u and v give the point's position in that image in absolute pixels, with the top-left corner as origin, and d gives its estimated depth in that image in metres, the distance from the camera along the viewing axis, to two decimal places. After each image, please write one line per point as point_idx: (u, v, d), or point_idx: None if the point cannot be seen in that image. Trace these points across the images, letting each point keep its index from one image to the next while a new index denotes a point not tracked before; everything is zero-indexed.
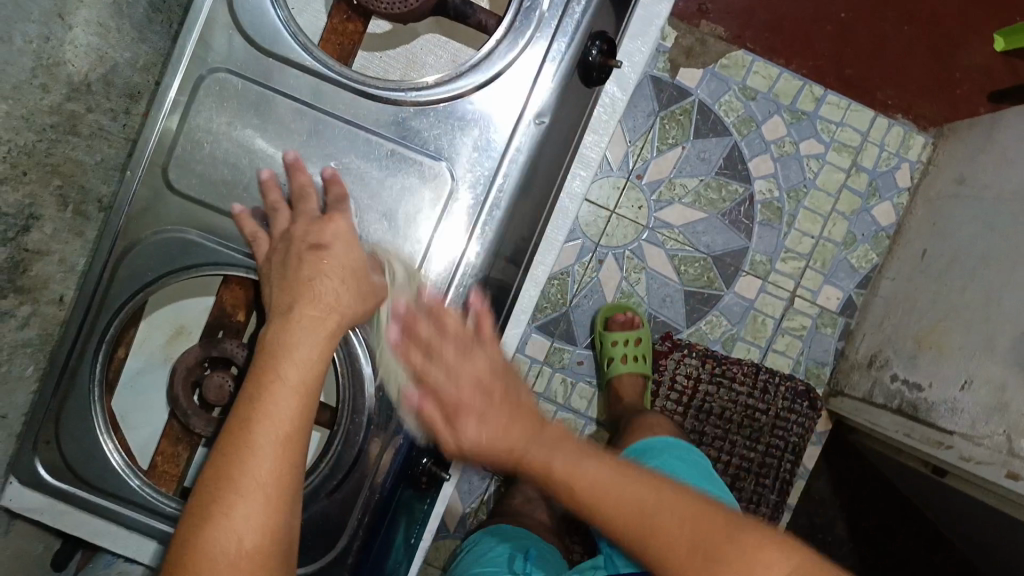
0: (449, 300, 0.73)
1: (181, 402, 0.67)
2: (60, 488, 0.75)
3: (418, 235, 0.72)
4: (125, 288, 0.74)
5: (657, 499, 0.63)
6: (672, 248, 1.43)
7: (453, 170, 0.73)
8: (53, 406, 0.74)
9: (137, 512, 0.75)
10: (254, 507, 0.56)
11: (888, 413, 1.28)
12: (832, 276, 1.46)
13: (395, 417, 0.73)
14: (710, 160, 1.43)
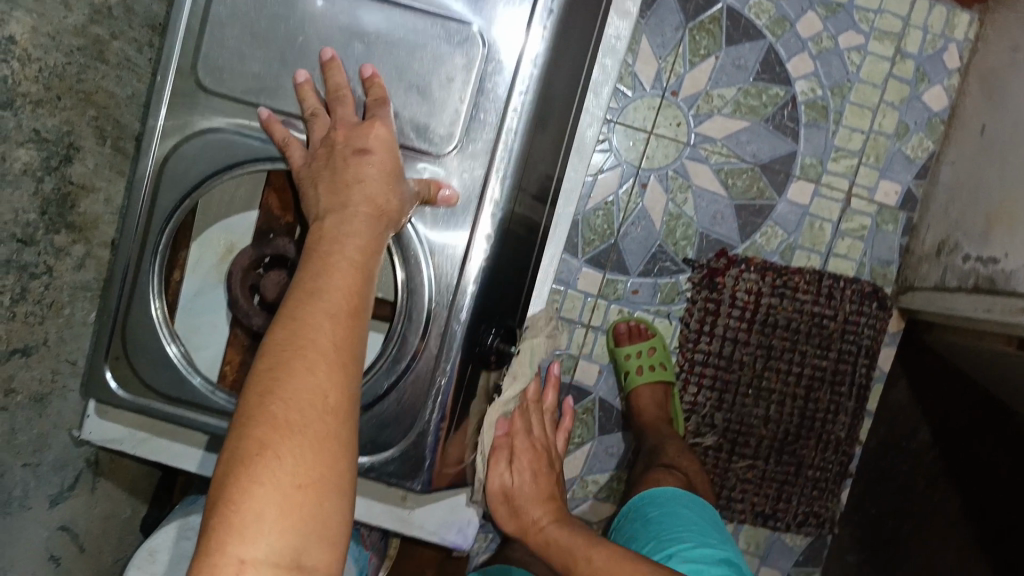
0: (489, 173, 0.81)
1: (240, 303, 0.69)
2: (131, 401, 0.77)
3: (449, 114, 0.79)
4: (174, 193, 0.78)
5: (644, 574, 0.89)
6: (717, 163, 1.38)
7: (477, 49, 0.79)
8: (116, 322, 0.76)
9: (205, 411, 0.76)
10: (324, 365, 0.60)
11: (964, 294, 1.22)
12: (889, 170, 1.38)
13: (452, 287, 0.82)
14: (746, 67, 1.36)
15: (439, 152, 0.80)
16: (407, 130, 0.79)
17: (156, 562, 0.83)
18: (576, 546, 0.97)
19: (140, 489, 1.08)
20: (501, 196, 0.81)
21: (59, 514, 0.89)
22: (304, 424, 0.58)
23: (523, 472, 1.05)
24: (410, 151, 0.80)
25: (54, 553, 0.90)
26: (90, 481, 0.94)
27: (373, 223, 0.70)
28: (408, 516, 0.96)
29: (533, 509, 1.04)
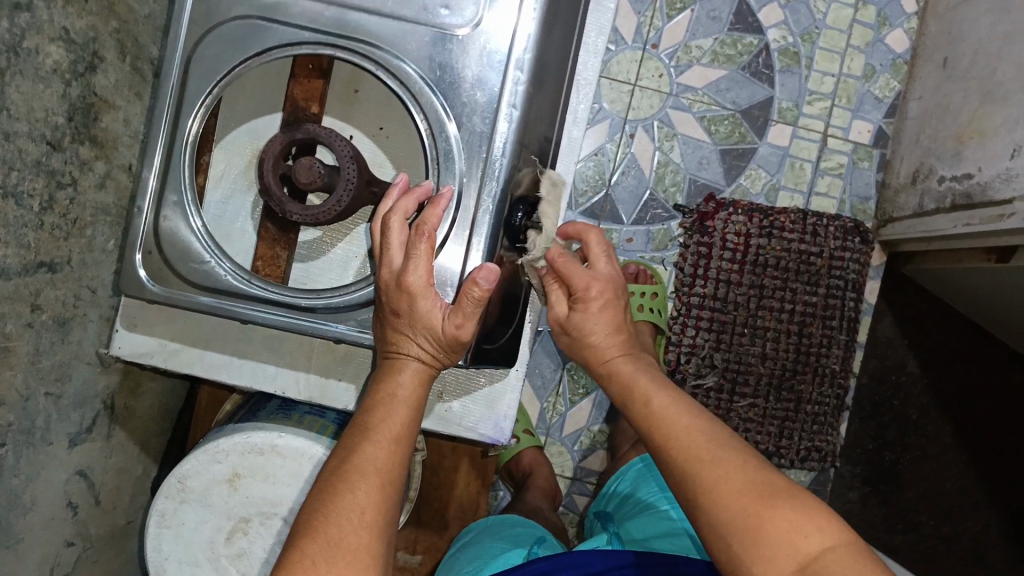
0: (521, 43, 0.72)
1: (273, 189, 0.67)
2: (160, 292, 0.74)
3: None
4: (203, 83, 0.73)
5: (691, 413, 0.73)
6: (699, 111, 1.43)
7: None
8: (146, 221, 0.73)
9: (242, 302, 0.73)
10: (391, 453, 0.67)
11: (942, 214, 1.27)
12: (860, 110, 1.45)
13: (486, 167, 0.72)
14: (720, 18, 1.42)
15: (464, 27, 0.71)
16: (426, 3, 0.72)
17: (188, 491, 0.82)
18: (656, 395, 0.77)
19: (151, 446, 1.06)
20: (532, 67, 0.72)
21: (77, 456, 0.87)
22: (362, 490, 0.63)
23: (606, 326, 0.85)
24: (431, 22, 0.72)
25: (72, 499, 0.87)
26: (105, 427, 0.92)
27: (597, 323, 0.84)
28: (444, 412, 0.88)
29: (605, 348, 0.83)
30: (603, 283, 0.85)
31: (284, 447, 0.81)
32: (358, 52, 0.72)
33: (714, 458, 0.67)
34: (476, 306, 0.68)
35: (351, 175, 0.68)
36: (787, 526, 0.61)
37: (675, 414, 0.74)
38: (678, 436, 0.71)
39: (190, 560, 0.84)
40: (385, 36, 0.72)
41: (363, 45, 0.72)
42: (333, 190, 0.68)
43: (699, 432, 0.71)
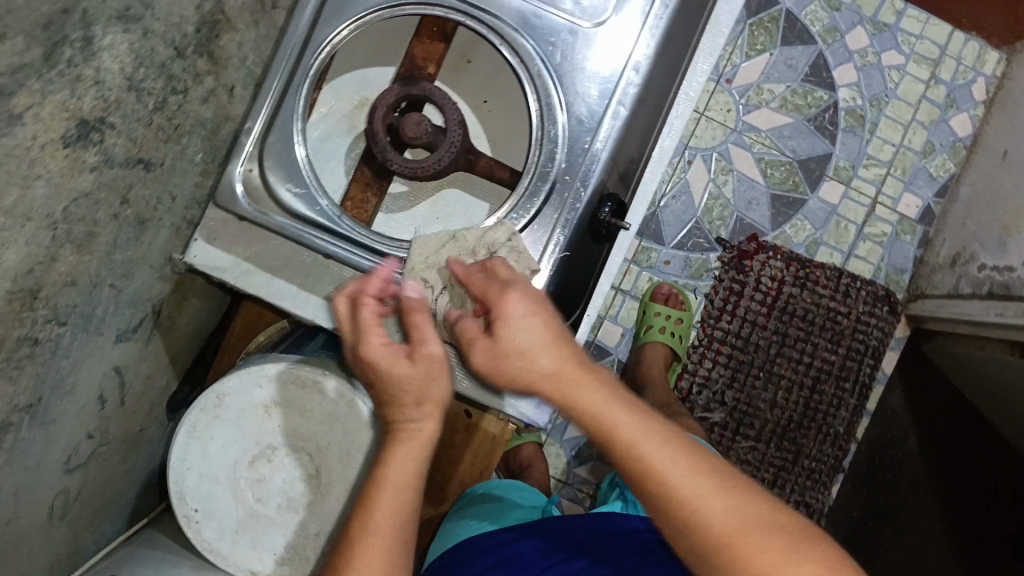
0: (643, 49, 0.75)
1: (379, 136, 0.70)
2: (246, 210, 0.75)
3: None
4: (332, 24, 0.75)
5: (665, 437, 0.58)
6: (759, 152, 1.46)
7: None
8: (252, 141, 0.76)
9: (323, 234, 0.75)
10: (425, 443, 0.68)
11: (977, 300, 1.31)
12: (913, 184, 1.48)
13: (585, 159, 0.74)
14: (796, 67, 1.45)
15: (593, 24, 0.74)
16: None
17: (224, 407, 0.82)
18: (605, 410, 0.58)
19: (178, 362, 1.07)
20: (648, 72, 0.75)
21: (120, 353, 0.88)
22: (399, 470, 0.67)
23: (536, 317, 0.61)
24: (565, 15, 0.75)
25: (104, 393, 0.89)
26: (148, 332, 0.94)
27: (528, 292, 0.63)
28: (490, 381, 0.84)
29: (538, 351, 0.60)
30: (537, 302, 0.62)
31: (326, 386, 0.82)
32: (486, 24, 0.74)
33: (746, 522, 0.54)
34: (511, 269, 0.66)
35: (456, 138, 0.71)
36: None
37: (675, 465, 0.56)
38: (679, 489, 0.56)
39: (211, 477, 0.82)
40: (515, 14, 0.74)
41: (493, 17, 0.74)
42: (436, 149, 0.70)
43: (716, 483, 0.56)
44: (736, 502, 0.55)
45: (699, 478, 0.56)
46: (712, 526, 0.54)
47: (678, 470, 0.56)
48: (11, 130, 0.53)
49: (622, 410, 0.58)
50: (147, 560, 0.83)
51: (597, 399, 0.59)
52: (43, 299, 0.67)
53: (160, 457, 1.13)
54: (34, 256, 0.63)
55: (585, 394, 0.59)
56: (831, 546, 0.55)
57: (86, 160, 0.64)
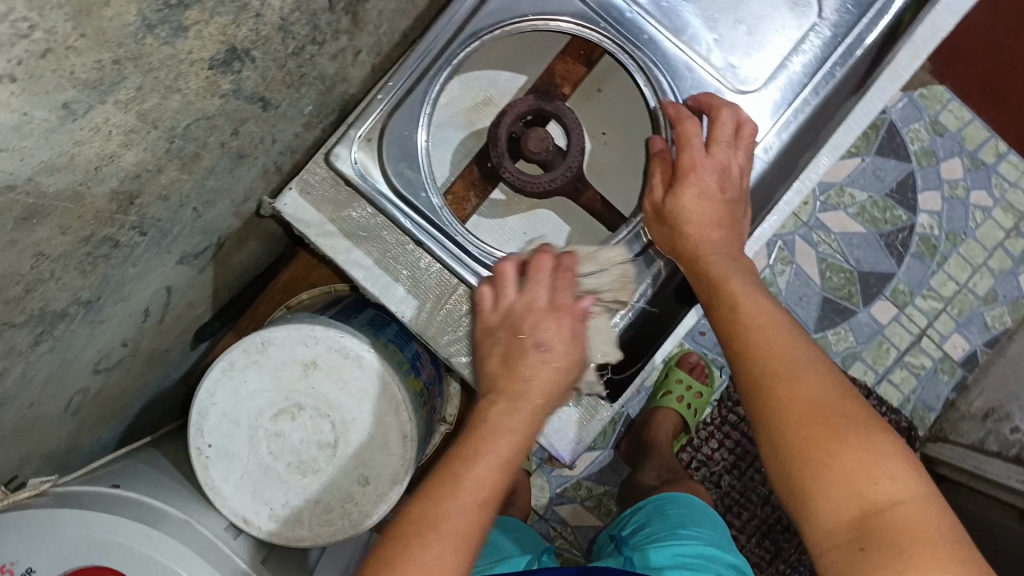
0: (775, 133, 0.76)
1: (500, 141, 0.70)
2: (351, 175, 0.76)
3: (763, 65, 0.76)
4: (487, 21, 0.76)
5: (794, 333, 0.64)
6: (824, 252, 1.46)
7: (819, 11, 0.76)
8: (378, 113, 0.77)
9: (419, 218, 0.77)
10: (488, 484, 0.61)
11: (1002, 460, 1.31)
12: (965, 327, 1.47)
13: None
14: (884, 180, 1.46)
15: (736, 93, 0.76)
16: (720, 58, 0.76)
17: (265, 355, 0.82)
18: (739, 283, 0.67)
19: (217, 296, 1.07)
20: (774, 155, 0.76)
21: (175, 273, 0.88)
22: (460, 507, 0.59)
23: (705, 200, 0.70)
24: (714, 77, 0.76)
25: (148, 308, 0.88)
26: (205, 260, 0.93)
27: (732, 188, 0.72)
28: None
29: (702, 226, 0.70)
30: (730, 148, 0.72)
31: (368, 363, 0.82)
32: (636, 63, 0.76)
33: (817, 395, 0.59)
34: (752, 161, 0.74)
35: (574, 164, 0.71)
36: (855, 466, 0.56)
37: (769, 331, 0.63)
38: (764, 340, 0.63)
39: (233, 419, 0.82)
40: (666, 62, 0.76)
41: (643, 60, 0.76)
42: (552, 170, 0.71)
43: (799, 351, 0.62)
44: (805, 392, 0.60)
45: (812, 360, 0.62)
46: (807, 401, 0.59)
47: (765, 336, 0.63)
48: (173, 40, 0.54)
49: (762, 296, 0.66)
50: (148, 481, 0.82)
51: (733, 272, 0.68)
52: (136, 205, 0.68)
53: (173, 382, 1.12)
54: (144, 162, 0.63)
55: (717, 258, 0.69)
56: (896, 442, 0.57)
57: (220, 86, 0.65)
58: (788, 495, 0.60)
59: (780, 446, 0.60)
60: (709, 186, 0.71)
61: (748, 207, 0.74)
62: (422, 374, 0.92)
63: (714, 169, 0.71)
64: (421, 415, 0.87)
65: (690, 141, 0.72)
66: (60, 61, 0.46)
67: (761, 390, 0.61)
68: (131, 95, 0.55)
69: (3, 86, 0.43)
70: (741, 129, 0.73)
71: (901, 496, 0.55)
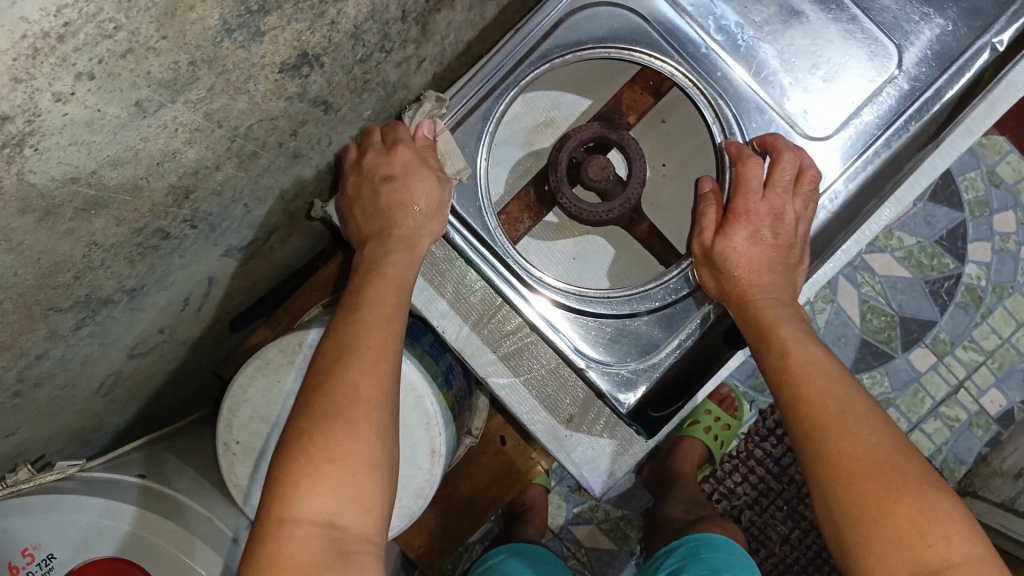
0: (844, 182, 0.75)
1: (559, 167, 0.69)
2: None
3: (838, 111, 0.74)
4: (560, 44, 0.75)
5: (846, 383, 0.61)
6: (866, 294, 1.43)
7: (902, 60, 0.74)
8: (442, 127, 0.76)
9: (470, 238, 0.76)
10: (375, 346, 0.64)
11: None
12: (1005, 382, 1.43)
13: None
14: (934, 227, 1.43)
15: (808, 138, 0.74)
16: (790, 103, 0.74)
17: (301, 357, 0.81)
18: (789, 333, 0.65)
19: (256, 288, 1.07)
20: (841, 206, 0.75)
21: (219, 266, 0.88)
22: (360, 380, 0.62)
23: (757, 246, 0.69)
24: (783, 123, 0.75)
25: (190, 298, 0.89)
26: (249, 254, 0.93)
27: (786, 234, 0.70)
28: (565, 435, 0.75)
29: (753, 272, 0.68)
30: (786, 194, 0.70)
31: (403, 373, 0.81)
32: (707, 99, 0.74)
33: (868, 451, 0.56)
34: (811, 206, 0.71)
35: (633, 196, 0.70)
36: (909, 528, 0.53)
37: (821, 381, 0.61)
38: (814, 391, 0.61)
39: (263, 419, 0.82)
40: (739, 101, 0.75)
41: (714, 98, 0.75)
42: (609, 200, 0.70)
43: (850, 404, 0.59)
44: (854, 446, 0.57)
45: (864, 411, 0.59)
46: (853, 453, 0.57)
47: (814, 387, 0.61)
48: (249, 44, 0.54)
49: (814, 345, 0.64)
50: (174, 473, 0.82)
51: (784, 320, 0.66)
52: (191, 199, 0.68)
53: (204, 370, 1.12)
54: (204, 159, 0.63)
55: (769, 304, 0.67)
56: (955, 501, 0.54)
57: (286, 89, 0.65)
58: (841, 556, 0.57)
59: (829, 503, 0.57)
60: (762, 235, 0.69)
61: (805, 252, 0.71)
62: (454, 387, 0.91)
63: (768, 216, 0.70)
64: (450, 429, 0.86)
65: (746, 183, 0.71)
66: (138, 60, 0.46)
67: (811, 443, 0.59)
68: (202, 95, 0.54)
69: (81, 81, 0.43)
70: (800, 175, 0.71)
71: (959, 560, 0.51)
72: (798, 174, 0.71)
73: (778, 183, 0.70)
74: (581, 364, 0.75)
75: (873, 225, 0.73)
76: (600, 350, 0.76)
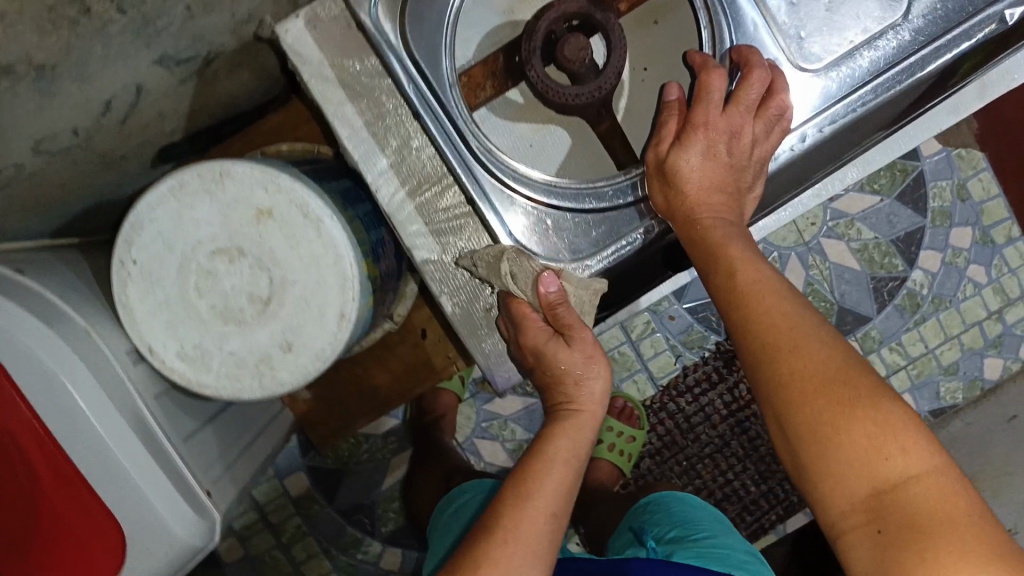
0: (817, 121, 0.70)
1: (536, 38, 0.65)
2: (370, 30, 0.71)
3: (832, 47, 0.70)
4: None
5: (796, 300, 0.60)
6: (813, 277, 1.43)
7: (911, 9, 0.70)
8: None
9: (422, 97, 0.72)
10: (552, 506, 0.68)
11: None
12: (918, 390, 1.46)
13: None
14: (894, 226, 1.42)
15: (794, 67, 0.70)
16: (789, 26, 0.70)
17: (221, 187, 0.75)
18: (742, 250, 0.63)
19: (196, 118, 1.00)
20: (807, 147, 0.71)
21: (154, 74, 0.81)
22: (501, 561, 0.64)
23: (711, 164, 0.65)
24: (775, 46, 0.70)
25: (115, 101, 0.81)
26: (190, 72, 0.86)
27: (743, 154, 0.66)
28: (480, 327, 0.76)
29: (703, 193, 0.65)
30: (749, 114, 0.66)
31: (326, 230, 0.76)
32: (704, 2, 0.70)
33: (818, 371, 0.56)
34: (774, 130, 0.67)
35: (605, 86, 0.64)
36: (866, 443, 0.54)
37: (771, 302, 0.60)
38: (764, 314, 0.60)
39: (168, 243, 0.76)
40: (736, 12, 0.70)
41: (711, 2, 0.70)
42: (583, 89, 0.65)
43: (799, 323, 0.58)
44: (806, 366, 0.57)
45: (812, 329, 0.58)
46: (804, 371, 0.56)
47: (763, 308, 0.60)
48: None
49: (764, 260, 0.62)
50: (60, 280, 0.76)
51: (733, 239, 0.64)
52: None
53: (123, 194, 1.05)
54: None
55: (724, 222, 0.65)
56: (909, 405, 0.55)
57: None
58: (801, 477, 0.58)
59: (785, 424, 0.57)
60: (719, 153, 0.65)
61: (759, 177, 0.68)
62: (382, 262, 0.86)
63: (725, 134, 0.65)
64: (366, 300, 0.82)
65: (708, 96, 0.66)
66: None
67: (764, 366, 0.58)
68: None
69: None
70: (768, 96, 0.66)
71: (916, 471, 0.53)
72: (765, 94, 0.67)
73: (743, 101, 0.66)
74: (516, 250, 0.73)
75: (838, 182, 0.79)
76: (536, 242, 0.74)
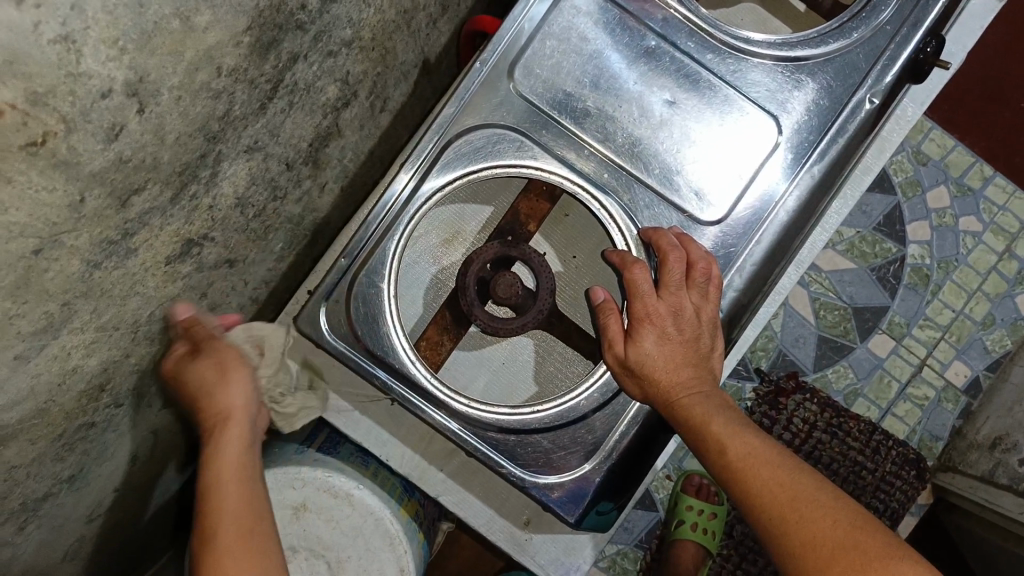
0: (748, 255, 0.75)
1: (469, 293, 0.72)
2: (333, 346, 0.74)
3: (731, 188, 0.75)
4: (461, 160, 0.76)
5: (790, 465, 0.61)
6: (816, 292, 1.35)
7: (783, 127, 0.75)
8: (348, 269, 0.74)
9: (396, 378, 0.74)
10: (238, 486, 0.60)
11: (1011, 494, 1.15)
12: (965, 353, 1.32)
13: None
14: (870, 214, 1.35)
15: (705, 218, 0.75)
16: (684, 185, 0.75)
17: None
18: (721, 424, 0.64)
19: (208, 415, 1.06)
20: (749, 278, 0.76)
21: (161, 418, 0.88)
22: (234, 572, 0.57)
23: (667, 348, 0.69)
24: (679, 210, 0.76)
25: (138, 455, 0.87)
26: (189, 395, 0.93)
27: (693, 325, 0.70)
28: (523, 539, 0.80)
29: (670, 374, 0.68)
30: (685, 289, 0.71)
31: (358, 499, 0.81)
32: (604, 198, 0.76)
33: (827, 532, 0.56)
34: (711, 296, 0.72)
35: (544, 307, 0.73)
36: None
37: (763, 470, 0.61)
38: (761, 484, 0.60)
39: None
40: (635, 195, 0.76)
41: (613, 195, 0.76)
42: (524, 317, 0.73)
43: (798, 486, 0.59)
44: (813, 531, 0.56)
45: (814, 492, 0.59)
46: (818, 539, 0.56)
47: (758, 480, 0.60)
48: (124, 263, 0.53)
49: (748, 432, 0.64)
50: None
51: (714, 412, 0.65)
52: (109, 389, 0.67)
53: (175, 506, 1.10)
54: (111, 357, 0.63)
55: (698, 402, 0.66)
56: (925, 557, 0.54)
57: (181, 271, 0.64)
58: None
59: None
60: (670, 334, 0.69)
61: (716, 340, 0.71)
62: (416, 494, 0.91)
63: (670, 317, 0.70)
64: (416, 538, 0.86)
65: (640, 290, 0.71)
66: (4, 331, 0.44)
67: (777, 538, 0.58)
68: (86, 320, 0.53)
69: None
70: (691, 269, 0.72)
71: None
72: (688, 268, 0.72)
73: (670, 281, 0.71)
74: (529, 482, 0.75)
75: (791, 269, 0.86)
76: (546, 465, 0.75)
